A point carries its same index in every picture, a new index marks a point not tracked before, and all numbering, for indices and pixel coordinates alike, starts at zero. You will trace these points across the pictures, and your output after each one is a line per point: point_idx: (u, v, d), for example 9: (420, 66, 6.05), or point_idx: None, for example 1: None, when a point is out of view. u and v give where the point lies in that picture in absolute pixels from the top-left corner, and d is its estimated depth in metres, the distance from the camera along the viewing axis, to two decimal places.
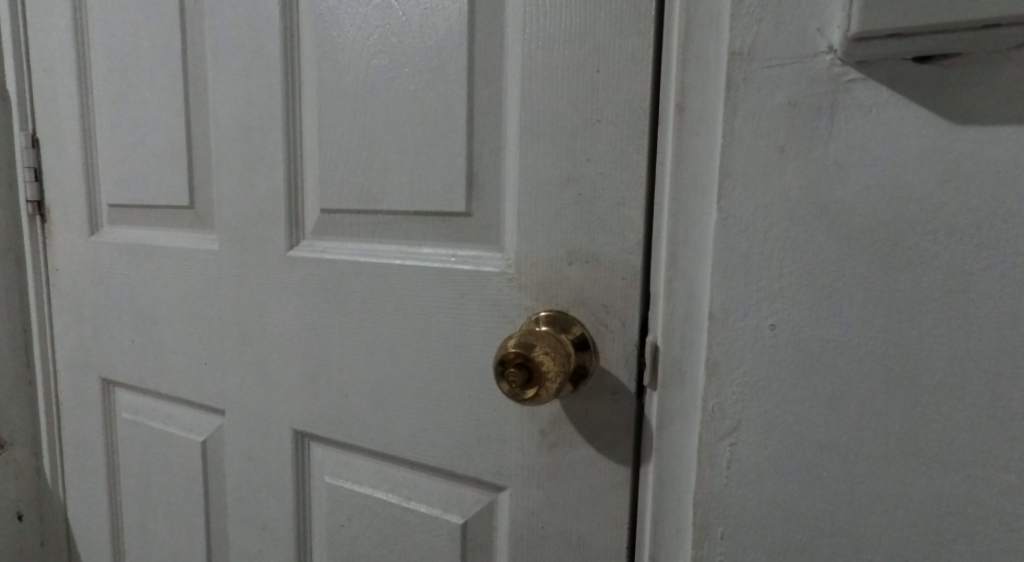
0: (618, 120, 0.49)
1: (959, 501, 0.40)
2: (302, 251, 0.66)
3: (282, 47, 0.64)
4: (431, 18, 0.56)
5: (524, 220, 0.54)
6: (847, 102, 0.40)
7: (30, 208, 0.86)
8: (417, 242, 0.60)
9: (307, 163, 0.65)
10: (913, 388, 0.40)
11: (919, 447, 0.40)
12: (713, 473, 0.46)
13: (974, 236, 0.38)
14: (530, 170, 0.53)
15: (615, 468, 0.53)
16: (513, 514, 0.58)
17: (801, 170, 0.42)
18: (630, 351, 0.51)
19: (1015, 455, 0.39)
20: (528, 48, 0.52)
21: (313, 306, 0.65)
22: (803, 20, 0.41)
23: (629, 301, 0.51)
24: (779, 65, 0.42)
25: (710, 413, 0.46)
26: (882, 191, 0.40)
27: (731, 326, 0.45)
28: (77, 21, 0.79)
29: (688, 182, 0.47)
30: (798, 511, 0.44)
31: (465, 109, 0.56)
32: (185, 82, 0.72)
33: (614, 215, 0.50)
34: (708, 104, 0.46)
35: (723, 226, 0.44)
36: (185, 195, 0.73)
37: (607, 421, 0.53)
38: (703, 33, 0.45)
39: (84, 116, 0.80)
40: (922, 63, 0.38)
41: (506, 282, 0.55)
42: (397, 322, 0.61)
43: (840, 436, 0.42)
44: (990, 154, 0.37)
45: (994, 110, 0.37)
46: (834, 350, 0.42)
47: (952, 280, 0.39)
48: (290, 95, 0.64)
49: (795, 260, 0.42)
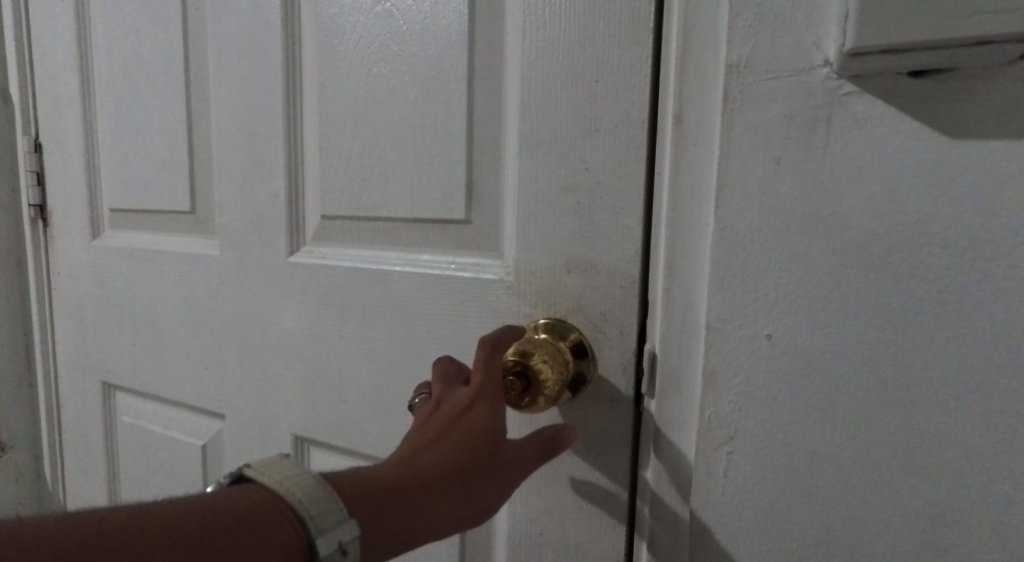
0: (616, 130, 0.50)
1: (952, 511, 0.40)
2: (303, 257, 0.66)
3: (283, 55, 0.64)
4: (431, 27, 0.56)
5: (524, 228, 0.54)
6: (842, 115, 0.41)
7: (33, 212, 0.86)
8: (417, 249, 0.60)
9: (309, 169, 0.65)
10: (907, 399, 0.40)
11: (914, 456, 0.41)
12: (710, 481, 0.47)
13: (967, 248, 0.38)
14: (528, 179, 0.53)
15: (612, 475, 0.53)
16: (511, 522, 0.58)
17: (797, 182, 0.42)
18: (628, 359, 0.52)
19: (1010, 465, 0.39)
20: (527, 58, 0.53)
21: (314, 311, 0.66)
22: (799, 33, 0.41)
23: (627, 309, 0.51)
24: (775, 79, 0.42)
25: (707, 422, 0.46)
26: (876, 203, 0.40)
27: (727, 335, 0.45)
28: (80, 28, 0.79)
29: (686, 192, 0.48)
30: (793, 518, 0.44)
31: (465, 118, 0.56)
32: (187, 87, 0.72)
33: (613, 224, 0.51)
34: (706, 115, 0.46)
35: (720, 237, 0.45)
36: (186, 200, 0.74)
37: (604, 428, 0.53)
38: (701, 44, 0.46)
39: (86, 120, 0.81)
40: (916, 77, 0.38)
41: (504, 289, 0.56)
42: (395, 328, 0.61)
43: (835, 446, 0.43)
44: (983, 168, 0.38)
45: (988, 123, 0.38)
46: (830, 361, 0.42)
47: (946, 292, 0.39)
48: (291, 101, 0.65)
49: (791, 271, 0.43)
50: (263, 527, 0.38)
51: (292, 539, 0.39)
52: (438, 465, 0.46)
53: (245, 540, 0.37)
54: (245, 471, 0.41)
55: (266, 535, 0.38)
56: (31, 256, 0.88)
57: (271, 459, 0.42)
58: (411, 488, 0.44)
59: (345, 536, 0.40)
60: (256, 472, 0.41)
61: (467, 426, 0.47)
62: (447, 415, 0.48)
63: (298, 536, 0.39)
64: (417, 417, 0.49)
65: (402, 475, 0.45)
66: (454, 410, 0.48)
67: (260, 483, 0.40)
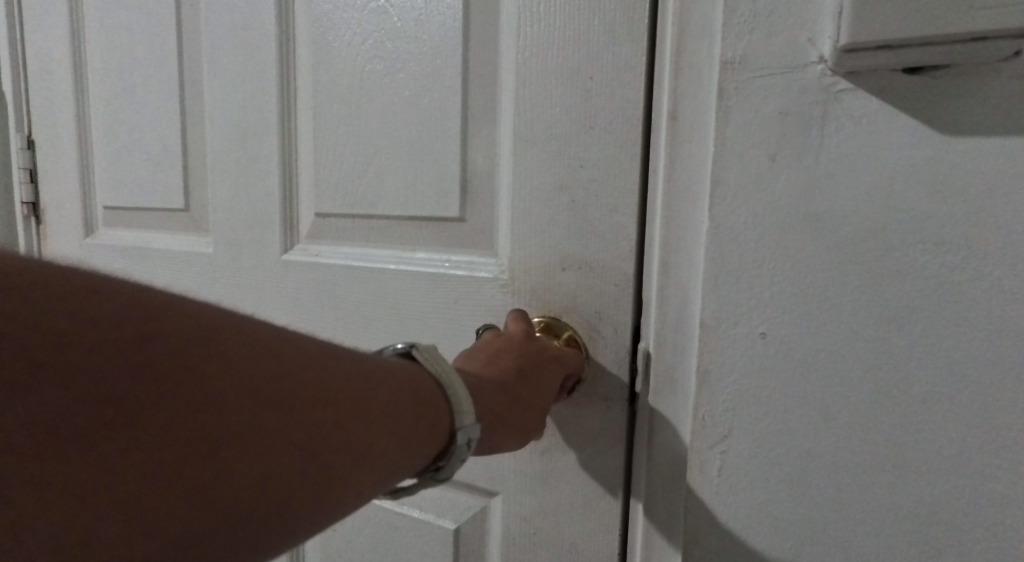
0: (611, 127, 0.49)
1: (945, 509, 0.40)
2: (296, 254, 0.66)
3: (278, 51, 0.64)
4: (426, 24, 0.56)
5: (518, 225, 0.54)
6: (836, 112, 0.41)
7: (26, 209, 0.86)
8: (411, 247, 0.60)
9: (302, 165, 0.65)
10: (900, 397, 0.40)
11: (907, 453, 0.41)
12: (703, 480, 0.47)
13: (961, 246, 0.38)
14: (523, 176, 0.53)
15: (606, 474, 0.53)
16: (505, 521, 0.57)
17: (791, 180, 0.42)
18: (622, 358, 0.52)
19: (1001, 462, 0.39)
20: (521, 54, 0.52)
21: (309, 309, 0.66)
22: (794, 31, 0.41)
23: (621, 308, 0.51)
24: (769, 76, 0.42)
25: (702, 420, 0.46)
26: (870, 201, 0.40)
27: (722, 333, 0.45)
28: (73, 24, 0.79)
29: (680, 189, 0.47)
30: (787, 516, 0.44)
31: (458, 115, 0.56)
32: (181, 83, 0.72)
33: (607, 221, 0.51)
34: (700, 112, 0.46)
35: (714, 235, 0.45)
36: (180, 198, 0.74)
37: (599, 427, 0.53)
38: (696, 41, 0.46)
39: (79, 116, 0.80)
40: (913, 73, 0.38)
41: (499, 287, 0.56)
42: (390, 326, 0.61)
43: (830, 444, 0.43)
44: (977, 166, 0.38)
45: (980, 120, 0.38)
46: (824, 358, 0.42)
47: (938, 290, 0.39)
48: (286, 98, 0.64)
49: (786, 269, 0.43)
50: (426, 404, 0.39)
51: (441, 425, 0.39)
52: (536, 397, 0.47)
53: (422, 416, 0.38)
54: (415, 351, 0.41)
55: (427, 414, 0.38)
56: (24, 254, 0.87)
57: (434, 348, 0.42)
58: (516, 410, 0.45)
59: (475, 437, 0.40)
60: (421, 356, 0.41)
61: (550, 372, 0.48)
62: (540, 352, 0.48)
63: (444, 422, 0.39)
64: (505, 341, 0.48)
65: (512, 392, 0.45)
66: (545, 353, 0.49)
67: (426, 367, 0.40)
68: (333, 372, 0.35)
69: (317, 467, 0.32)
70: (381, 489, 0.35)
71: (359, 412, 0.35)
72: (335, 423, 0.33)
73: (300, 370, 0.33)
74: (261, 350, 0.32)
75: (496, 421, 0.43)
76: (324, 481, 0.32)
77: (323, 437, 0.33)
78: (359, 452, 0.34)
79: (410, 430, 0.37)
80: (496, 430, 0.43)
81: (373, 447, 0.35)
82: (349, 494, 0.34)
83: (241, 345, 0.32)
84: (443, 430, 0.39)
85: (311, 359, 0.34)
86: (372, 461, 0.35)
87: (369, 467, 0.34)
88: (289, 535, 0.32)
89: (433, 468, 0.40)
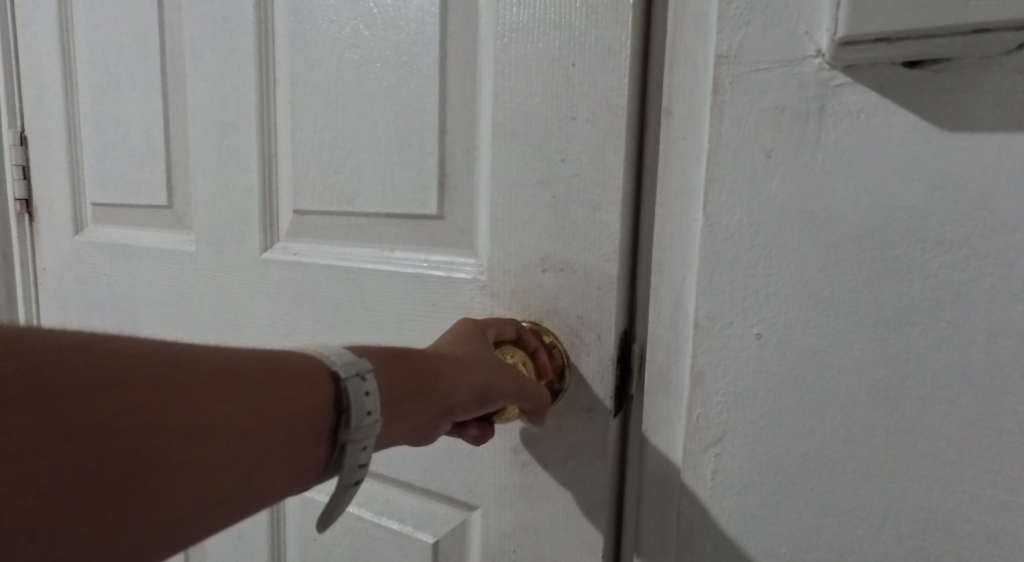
0: (595, 117, 0.46)
1: (944, 525, 0.37)
2: (276, 253, 0.63)
3: (256, 41, 0.61)
4: (405, 11, 0.53)
5: (498, 225, 0.51)
6: (834, 107, 0.38)
7: (19, 207, 0.83)
8: (390, 246, 0.57)
9: (281, 161, 0.62)
10: (900, 407, 0.38)
11: (905, 466, 0.38)
12: (697, 485, 0.44)
13: (964, 245, 0.36)
14: (504, 171, 0.50)
15: (590, 489, 0.50)
16: (485, 535, 0.55)
17: (788, 178, 0.39)
18: (606, 366, 0.48)
19: (1005, 477, 0.36)
20: (501, 42, 0.49)
21: (288, 309, 0.63)
22: (789, 19, 0.38)
23: (605, 313, 0.48)
24: (766, 69, 0.39)
25: (696, 422, 0.44)
26: (869, 200, 0.37)
27: (716, 334, 0.43)
28: (61, 16, 0.76)
29: (674, 187, 0.45)
30: (779, 525, 0.42)
31: (437, 107, 0.53)
32: (164, 75, 0.69)
33: (590, 220, 0.47)
34: (693, 106, 0.43)
35: (708, 233, 0.42)
36: (163, 195, 0.71)
37: (581, 440, 0.50)
38: (689, 32, 0.43)
39: (68, 111, 0.77)
40: (913, 68, 0.36)
41: (479, 289, 0.53)
42: (370, 329, 0.59)
43: (827, 452, 0.40)
44: (982, 161, 0.35)
45: (987, 116, 0.35)
46: (819, 367, 0.40)
47: (940, 293, 0.36)
48: (264, 90, 0.62)
49: (781, 270, 0.40)
50: (295, 369, 0.37)
51: (318, 381, 0.37)
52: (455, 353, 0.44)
53: (290, 381, 0.36)
54: None
55: (295, 377, 0.36)
56: (18, 252, 0.85)
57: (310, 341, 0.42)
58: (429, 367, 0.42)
59: (366, 369, 0.38)
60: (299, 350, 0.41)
61: (474, 337, 0.46)
62: (462, 325, 0.47)
63: (322, 378, 0.37)
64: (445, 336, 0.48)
65: (424, 369, 0.42)
66: (472, 325, 0.47)
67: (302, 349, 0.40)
68: (141, 354, 0.32)
69: (156, 454, 0.31)
70: (251, 469, 0.34)
71: (190, 391, 0.32)
72: (169, 408, 0.31)
73: (114, 364, 0.31)
74: (40, 344, 0.29)
75: (408, 398, 0.41)
76: (169, 466, 0.31)
77: (128, 421, 0.30)
78: (207, 432, 0.32)
79: (278, 399, 0.35)
80: (399, 416, 0.40)
81: (227, 426, 0.33)
82: (190, 479, 0.32)
83: (30, 349, 0.29)
84: (324, 391, 0.37)
85: (123, 345, 0.32)
86: (221, 439, 0.33)
87: (228, 453, 0.33)
88: (128, 530, 0.30)
89: (345, 419, 0.37)
